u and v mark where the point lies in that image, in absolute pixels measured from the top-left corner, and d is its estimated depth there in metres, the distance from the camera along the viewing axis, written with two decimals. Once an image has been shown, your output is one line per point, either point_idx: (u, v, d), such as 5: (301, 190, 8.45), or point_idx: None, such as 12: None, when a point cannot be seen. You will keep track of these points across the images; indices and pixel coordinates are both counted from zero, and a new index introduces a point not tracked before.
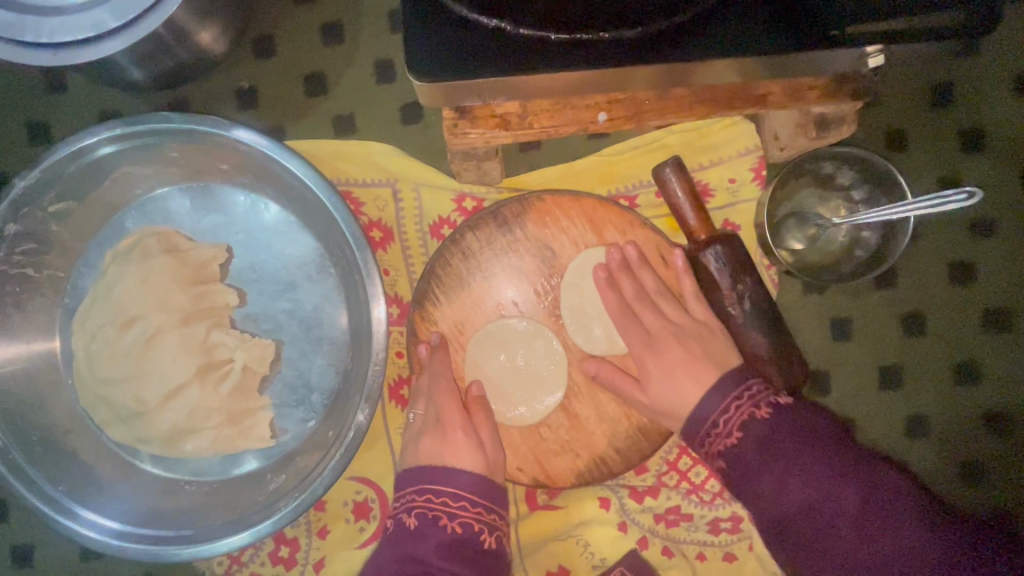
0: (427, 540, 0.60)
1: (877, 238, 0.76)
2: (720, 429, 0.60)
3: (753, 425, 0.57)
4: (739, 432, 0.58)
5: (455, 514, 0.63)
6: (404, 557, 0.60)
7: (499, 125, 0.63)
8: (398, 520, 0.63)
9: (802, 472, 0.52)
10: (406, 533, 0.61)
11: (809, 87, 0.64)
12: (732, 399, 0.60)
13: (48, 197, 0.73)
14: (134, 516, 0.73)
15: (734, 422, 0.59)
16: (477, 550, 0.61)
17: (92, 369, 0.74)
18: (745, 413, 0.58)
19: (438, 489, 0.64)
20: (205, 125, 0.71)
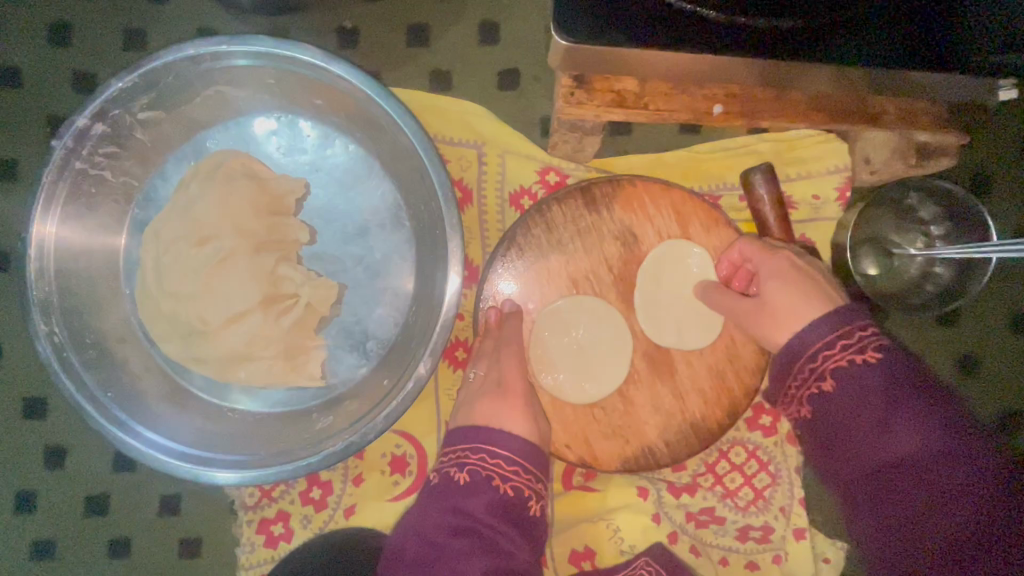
0: (479, 499, 0.59)
1: (950, 276, 0.76)
2: (842, 345, 0.53)
3: (867, 361, 0.51)
4: (867, 358, 0.51)
5: (508, 478, 0.61)
6: (452, 511, 0.59)
7: (614, 100, 0.63)
8: (446, 472, 0.62)
9: (869, 411, 0.49)
10: (455, 488, 0.60)
11: (923, 113, 0.65)
12: (854, 330, 0.53)
13: (139, 102, 0.72)
14: (175, 433, 0.73)
15: (856, 343, 0.52)
16: (525, 512, 0.61)
17: (159, 281, 0.73)
18: (866, 344, 0.52)
19: (491, 450, 0.62)
20: (311, 55, 0.70)
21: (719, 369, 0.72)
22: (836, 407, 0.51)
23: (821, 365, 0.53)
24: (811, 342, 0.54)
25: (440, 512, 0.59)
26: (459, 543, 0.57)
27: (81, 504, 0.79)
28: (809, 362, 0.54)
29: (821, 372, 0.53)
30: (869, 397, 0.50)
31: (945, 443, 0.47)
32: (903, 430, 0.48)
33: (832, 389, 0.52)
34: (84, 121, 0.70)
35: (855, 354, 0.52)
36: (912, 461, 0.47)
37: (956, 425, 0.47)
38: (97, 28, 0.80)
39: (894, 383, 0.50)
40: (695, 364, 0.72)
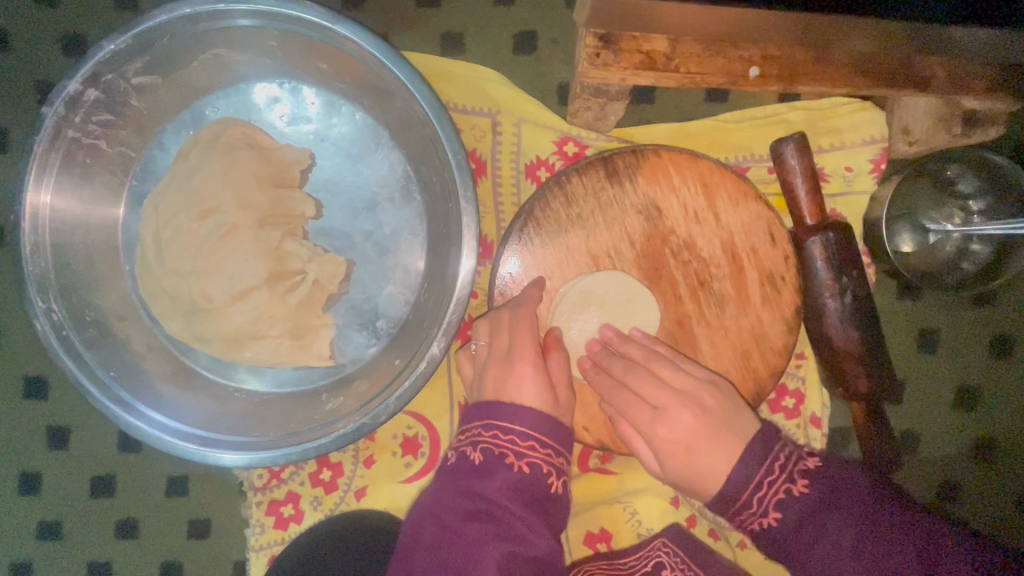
0: (496, 482, 0.55)
1: (988, 253, 0.73)
2: (755, 507, 0.54)
3: (778, 515, 0.53)
4: (777, 514, 0.53)
5: (523, 453, 0.56)
6: (466, 493, 0.54)
7: (643, 62, 0.58)
8: (462, 454, 0.57)
9: (826, 553, 0.50)
10: (470, 469, 0.56)
11: (974, 76, 0.60)
12: (761, 478, 0.54)
13: (134, 65, 0.68)
14: (181, 414, 0.70)
15: (761, 504, 0.54)
16: (546, 498, 0.56)
17: (159, 257, 0.70)
18: (773, 499, 0.53)
19: (505, 425, 0.57)
20: (316, 15, 0.65)
21: (745, 350, 0.69)
22: (790, 545, 0.53)
23: (757, 508, 0.54)
24: (737, 489, 0.55)
25: (453, 495, 0.54)
26: (472, 528, 0.51)
27: (88, 484, 0.77)
28: (738, 518, 0.56)
29: (751, 533, 0.55)
30: (798, 546, 0.52)
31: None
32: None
33: (769, 547, 0.54)
34: (75, 87, 0.66)
35: (764, 516, 0.54)
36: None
37: (872, 552, 0.47)
38: None
39: (830, 510, 0.50)
40: (720, 345, 0.69)
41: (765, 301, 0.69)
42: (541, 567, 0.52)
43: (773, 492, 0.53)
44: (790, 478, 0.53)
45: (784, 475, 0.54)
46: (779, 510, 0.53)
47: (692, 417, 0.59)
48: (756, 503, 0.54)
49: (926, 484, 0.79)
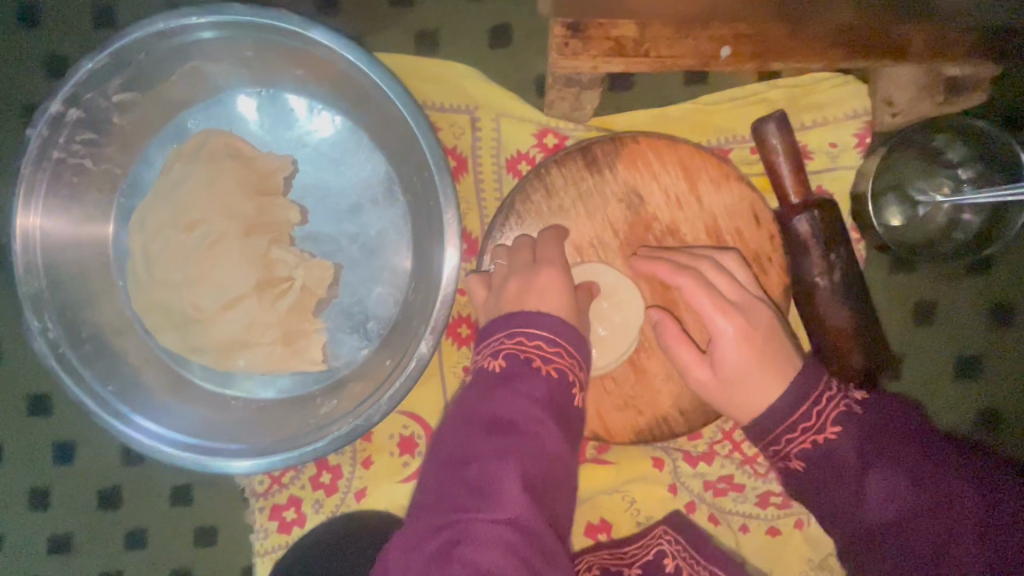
0: (513, 390, 0.51)
1: (980, 221, 0.72)
2: (809, 423, 0.58)
3: (836, 431, 0.57)
4: (832, 433, 0.57)
5: (550, 358, 0.54)
6: (486, 403, 0.51)
7: (614, 49, 0.58)
8: (483, 366, 0.55)
9: (878, 476, 0.54)
10: (491, 380, 0.52)
11: (954, 43, 0.60)
12: (812, 404, 0.58)
13: (113, 83, 0.69)
14: (180, 424, 0.71)
15: (818, 419, 0.58)
16: (565, 410, 0.53)
17: (149, 271, 0.71)
18: (830, 416, 0.57)
19: (530, 332, 0.55)
20: (286, 21, 0.65)
21: None
22: (831, 464, 0.56)
23: (813, 424, 0.58)
24: (781, 418, 0.59)
25: (473, 404, 0.51)
26: (491, 437, 0.48)
27: (95, 497, 0.79)
28: (784, 437, 0.58)
29: (794, 453, 0.58)
30: (844, 464, 0.55)
31: (926, 495, 0.52)
32: (884, 493, 0.53)
33: (812, 465, 0.57)
34: (58, 107, 0.67)
35: (820, 432, 0.57)
36: (898, 519, 0.52)
37: (931, 472, 0.52)
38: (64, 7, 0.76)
39: (874, 434, 0.56)
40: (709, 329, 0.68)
41: (753, 282, 0.68)
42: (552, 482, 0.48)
43: (836, 405, 0.58)
44: (848, 398, 0.58)
45: (844, 395, 0.59)
46: (841, 427, 0.57)
47: (739, 328, 0.62)
48: (812, 417, 0.58)
49: None
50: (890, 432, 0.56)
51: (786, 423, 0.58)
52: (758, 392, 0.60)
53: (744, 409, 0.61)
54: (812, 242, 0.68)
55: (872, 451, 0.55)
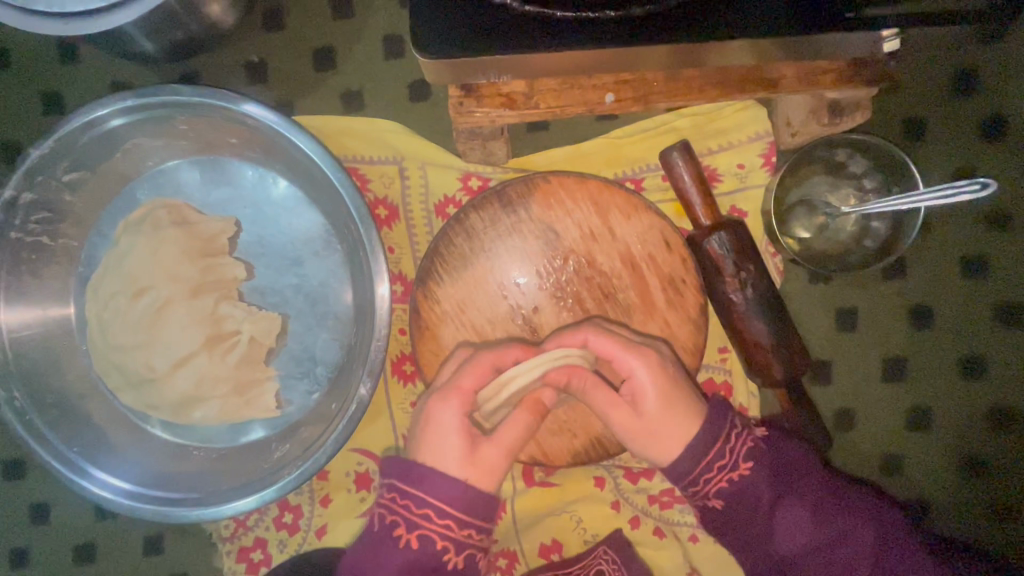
0: (409, 517, 0.57)
1: (887, 228, 0.75)
2: (725, 461, 0.62)
3: (748, 468, 0.62)
4: (744, 467, 0.62)
5: (419, 529, 0.57)
6: (396, 527, 0.57)
7: (506, 105, 0.64)
8: (393, 475, 0.59)
9: (791, 511, 0.62)
10: (393, 502, 0.58)
11: (822, 71, 0.64)
12: (723, 446, 0.63)
13: (60, 165, 0.74)
14: (143, 478, 0.75)
15: (732, 457, 0.62)
16: (483, 510, 0.58)
17: (106, 336, 0.76)
18: (741, 453, 0.63)
19: (413, 498, 0.57)
20: (214, 98, 0.71)
21: None
22: (748, 500, 0.62)
23: (727, 461, 0.62)
24: (692, 462, 0.62)
25: (377, 520, 0.59)
26: (387, 556, 0.57)
27: (72, 552, 0.83)
28: (703, 477, 0.62)
29: (712, 492, 0.62)
30: (756, 498, 0.62)
31: (825, 527, 0.61)
32: (792, 526, 0.61)
33: (727, 501, 0.62)
34: (10, 193, 0.72)
35: (734, 470, 0.62)
36: (802, 547, 0.61)
37: (832, 508, 0.62)
38: (16, 97, 0.82)
39: (778, 471, 0.63)
40: None
41: (670, 304, 0.72)
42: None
43: (744, 443, 0.63)
44: (754, 435, 0.65)
45: (750, 433, 0.64)
46: (751, 461, 0.63)
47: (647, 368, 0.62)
48: (727, 456, 0.62)
49: (866, 459, 0.81)
50: (792, 466, 0.64)
51: (702, 464, 0.62)
52: (677, 436, 0.62)
53: (663, 451, 0.62)
54: (725, 261, 0.71)
55: (780, 485, 0.63)
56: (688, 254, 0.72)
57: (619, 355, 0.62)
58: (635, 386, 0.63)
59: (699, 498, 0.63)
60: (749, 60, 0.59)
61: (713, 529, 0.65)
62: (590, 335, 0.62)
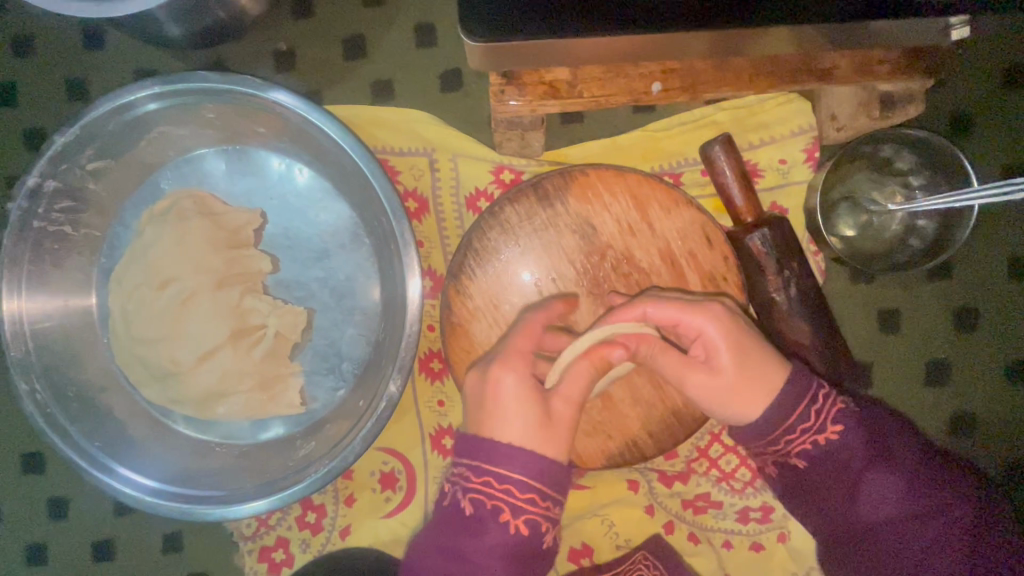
0: (513, 501, 0.54)
1: (935, 227, 0.72)
2: (813, 422, 0.58)
3: (838, 431, 0.58)
4: (834, 430, 0.58)
5: (520, 511, 0.54)
6: (500, 512, 0.54)
7: (549, 93, 0.62)
8: (476, 457, 0.55)
9: (883, 479, 0.57)
10: (490, 487, 0.54)
11: (879, 61, 0.63)
12: (805, 409, 0.58)
13: (87, 153, 0.73)
14: (166, 474, 0.73)
15: (819, 420, 0.58)
16: (558, 481, 0.55)
17: (129, 329, 0.74)
18: (831, 415, 0.58)
19: (509, 478, 0.54)
20: (244, 85, 0.70)
21: None
22: (836, 463, 0.58)
23: (814, 424, 0.58)
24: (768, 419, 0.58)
25: (468, 505, 0.55)
26: (490, 540, 0.54)
27: (91, 549, 0.81)
28: (786, 438, 0.59)
29: (796, 452, 0.59)
30: (841, 463, 0.58)
31: (913, 500, 0.57)
32: (877, 496, 0.57)
33: (813, 462, 0.58)
34: (34, 180, 0.70)
35: (822, 432, 0.58)
36: (884, 520, 0.57)
37: (924, 479, 0.57)
38: (41, 83, 0.80)
39: (871, 436, 0.58)
40: None
41: None
42: (538, 559, 0.56)
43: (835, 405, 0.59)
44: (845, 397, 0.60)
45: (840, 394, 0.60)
46: (840, 424, 0.58)
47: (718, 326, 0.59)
48: (813, 418, 0.58)
49: None
50: (886, 431, 0.59)
51: (782, 430, 0.58)
52: (760, 392, 0.58)
53: (743, 410, 0.59)
54: (768, 259, 0.68)
55: (873, 451, 0.58)
56: (730, 250, 0.69)
57: (684, 318, 0.60)
58: (706, 343, 0.60)
59: (779, 458, 0.60)
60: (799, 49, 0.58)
61: (788, 493, 0.62)
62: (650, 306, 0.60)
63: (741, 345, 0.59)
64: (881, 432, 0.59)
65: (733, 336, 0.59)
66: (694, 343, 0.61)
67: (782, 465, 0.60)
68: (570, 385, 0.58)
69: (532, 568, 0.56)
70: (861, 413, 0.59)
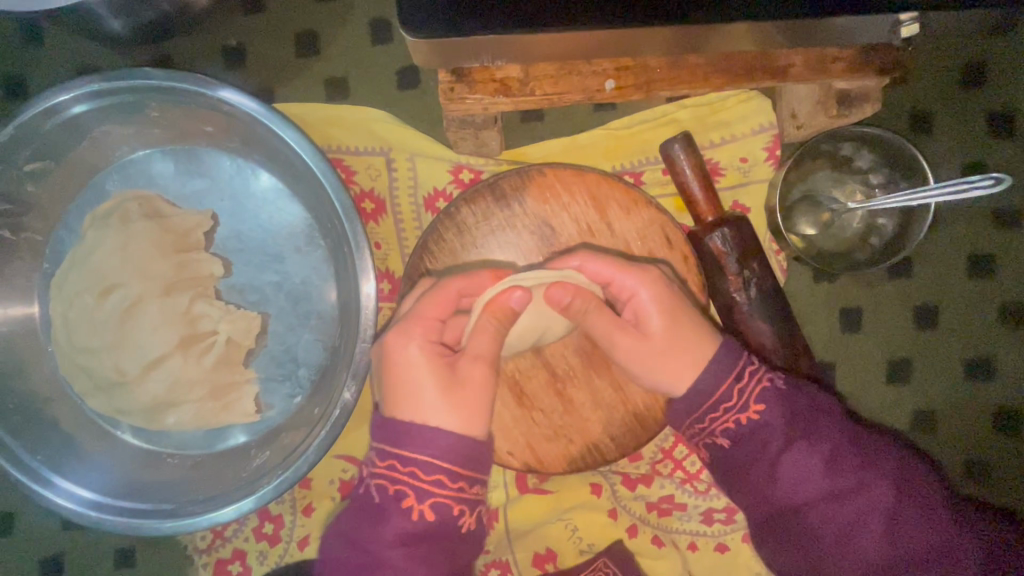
0: (417, 485, 0.52)
1: (894, 225, 0.72)
2: (735, 401, 0.58)
3: (759, 410, 0.57)
4: (756, 409, 0.57)
5: (425, 494, 0.52)
6: (403, 498, 0.53)
7: (500, 90, 0.61)
8: (386, 439, 0.54)
9: (809, 460, 0.56)
10: (393, 471, 0.53)
11: (834, 59, 0.62)
12: (733, 384, 0.58)
13: (23, 153, 0.69)
14: (113, 488, 0.70)
15: (741, 399, 0.57)
16: (476, 461, 0.54)
17: (72, 337, 0.71)
18: (753, 394, 0.57)
19: (405, 459, 0.53)
20: (187, 83, 0.67)
21: None
22: (758, 444, 0.57)
23: (734, 403, 0.58)
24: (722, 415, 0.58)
25: (375, 491, 0.54)
26: (392, 526, 0.53)
27: (37, 566, 0.78)
28: (708, 416, 0.58)
29: (719, 430, 0.58)
30: (764, 442, 0.57)
31: (835, 478, 0.55)
32: (800, 475, 0.56)
33: (735, 441, 0.58)
34: None
35: (743, 412, 0.57)
36: (806, 498, 0.56)
37: (845, 458, 0.56)
38: None
39: (794, 415, 0.57)
40: None
41: None
42: (455, 546, 0.55)
43: (757, 383, 0.58)
44: (772, 374, 0.59)
45: (766, 371, 0.59)
46: (762, 404, 0.57)
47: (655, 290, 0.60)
48: (736, 397, 0.57)
49: None
50: (812, 409, 0.58)
51: (708, 404, 0.58)
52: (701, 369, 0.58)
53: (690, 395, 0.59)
54: (727, 259, 0.67)
55: (797, 431, 0.57)
56: (691, 251, 0.68)
57: (619, 277, 0.60)
58: (638, 309, 0.60)
59: (704, 437, 0.60)
60: (752, 47, 0.57)
61: (717, 474, 0.61)
62: (585, 261, 0.60)
63: (688, 324, 0.59)
64: (806, 411, 0.57)
65: (664, 299, 0.59)
66: (625, 305, 0.61)
67: (706, 444, 0.60)
68: (477, 340, 0.57)
69: (451, 550, 0.54)
70: (786, 392, 0.58)
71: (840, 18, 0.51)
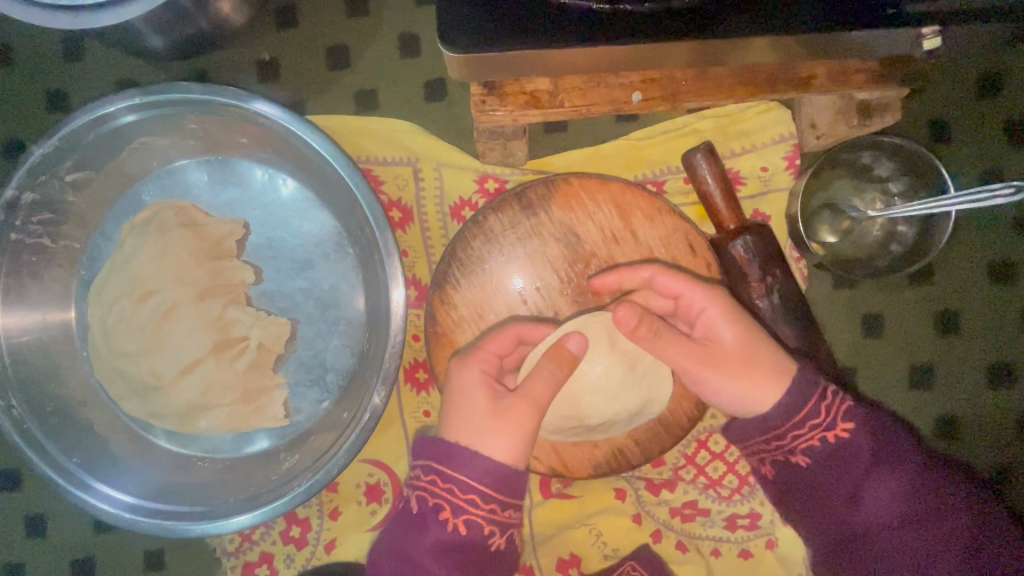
0: (455, 500, 0.54)
1: (914, 233, 0.74)
2: (821, 421, 0.57)
3: (846, 431, 0.57)
4: (841, 430, 0.57)
5: (461, 509, 0.54)
6: (439, 510, 0.54)
7: (530, 102, 0.63)
8: (430, 456, 0.56)
9: (887, 479, 0.57)
10: (434, 485, 0.55)
11: (855, 71, 0.64)
12: (815, 411, 0.57)
13: (65, 164, 0.72)
14: (147, 490, 0.72)
15: (827, 418, 0.57)
16: (511, 486, 0.55)
17: (109, 342, 0.73)
18: (839, 413, 0.57)
19: (445, 474, 0.55)
20: (225, 96, 0.70)
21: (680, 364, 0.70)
22: (841, 463, 0.57)
23: (820, 422, 0.57)
24: (779, 424, 0.57)
25: (415, 502, 0.56)
26: (430, 537, 0.54)
27: (69, 568, 0.80)
28: (791, 434, 0.58)
29: (802, 448, 0.58)
30: (848, 462, 0.57)
31: (912, 498, 0.56)
32: (880, 493, 0.56)
33: (817, 460, 0.57)
34: (12, 192, 0.69)
35: (830, 430, 0.57)
36: (887, 517, 0.57)
37: (923, 478, 0.57)
38: (21, 95, 0.80)
39: (875, 436, 0.57)
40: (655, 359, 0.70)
41: None
42: (486, 564, 0.55)
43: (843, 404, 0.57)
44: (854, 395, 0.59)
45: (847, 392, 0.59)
46: (847, 425, 0.57)
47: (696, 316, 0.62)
48: (823, 414, 0.57)
49: None
50: (889, 428, 0.59)
51: (793, 421, 0.57)
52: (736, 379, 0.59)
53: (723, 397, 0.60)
54: (749, 267, 0.68)
55: (877, 450, 0.57)
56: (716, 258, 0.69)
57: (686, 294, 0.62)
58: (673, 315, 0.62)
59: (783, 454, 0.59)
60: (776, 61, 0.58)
61: (787, 488, 0.60)
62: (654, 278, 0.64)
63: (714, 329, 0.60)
64: (887, 431, 0.58)
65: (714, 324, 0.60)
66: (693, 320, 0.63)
67: (785, 459, 0.59)
68: (534, 384, 0.58)
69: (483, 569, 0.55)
70: (866, 413, 0.58)
71: (866, 32, 0.52)
